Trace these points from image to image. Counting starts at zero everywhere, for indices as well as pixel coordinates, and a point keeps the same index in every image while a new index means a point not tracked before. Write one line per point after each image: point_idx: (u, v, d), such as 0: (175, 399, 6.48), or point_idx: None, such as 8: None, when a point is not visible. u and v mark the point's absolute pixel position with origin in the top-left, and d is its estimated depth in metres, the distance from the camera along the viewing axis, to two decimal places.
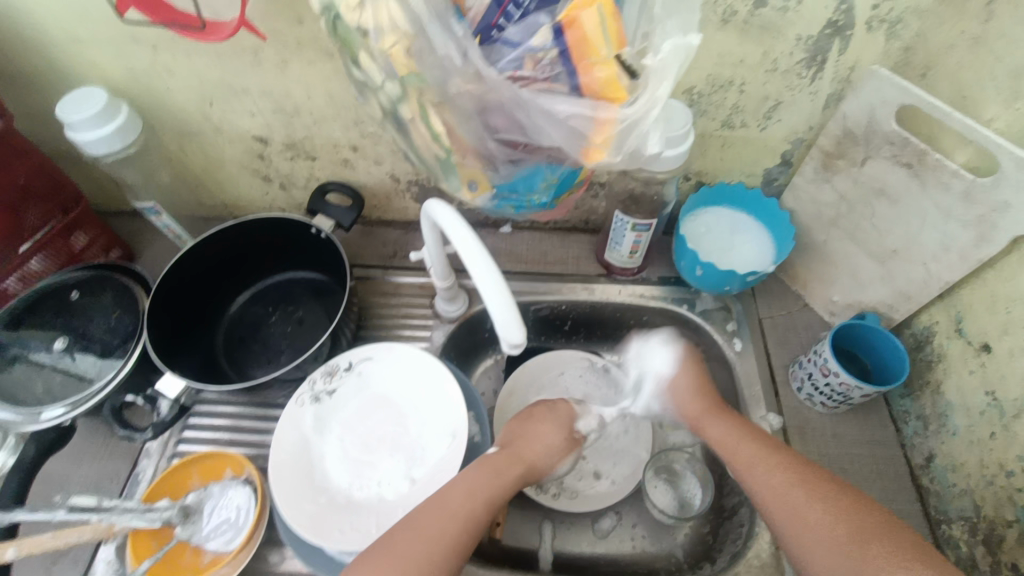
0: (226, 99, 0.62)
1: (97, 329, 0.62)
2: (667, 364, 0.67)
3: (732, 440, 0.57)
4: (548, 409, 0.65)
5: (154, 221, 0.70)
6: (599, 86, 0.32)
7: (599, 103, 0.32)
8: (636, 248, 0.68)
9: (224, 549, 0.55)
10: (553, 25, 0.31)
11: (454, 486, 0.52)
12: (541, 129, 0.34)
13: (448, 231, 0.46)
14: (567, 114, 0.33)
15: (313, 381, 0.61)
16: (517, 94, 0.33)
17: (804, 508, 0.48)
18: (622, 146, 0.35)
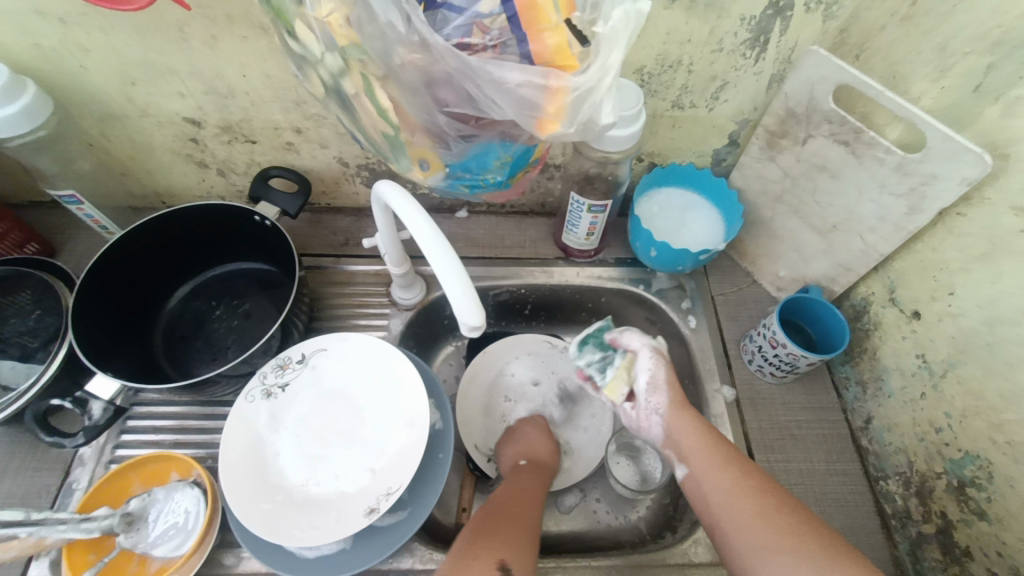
0: (150, 76, 0.57)
1: (18, 328, 0.57)
2: (654, 372, 0.59)
3: (692, 450, 0.52)
4: (531, 421, 0.69)
5: (75, 212, 0.64)
6: (551, 54, 0.31)
7: (550, 71, 0.31)
8: (592, 230, 0.68)
9: (173, 555, 0.51)
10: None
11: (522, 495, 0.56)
12: (491, 101, 0.33)
13: (401, 215, 0.44)
14: (517, 83, 0.31)
15: (263, 375, 0.58)
16: (465, 63, 0.31)
17: (755, 542, 0.44)
18: (576, 117, 0.34)
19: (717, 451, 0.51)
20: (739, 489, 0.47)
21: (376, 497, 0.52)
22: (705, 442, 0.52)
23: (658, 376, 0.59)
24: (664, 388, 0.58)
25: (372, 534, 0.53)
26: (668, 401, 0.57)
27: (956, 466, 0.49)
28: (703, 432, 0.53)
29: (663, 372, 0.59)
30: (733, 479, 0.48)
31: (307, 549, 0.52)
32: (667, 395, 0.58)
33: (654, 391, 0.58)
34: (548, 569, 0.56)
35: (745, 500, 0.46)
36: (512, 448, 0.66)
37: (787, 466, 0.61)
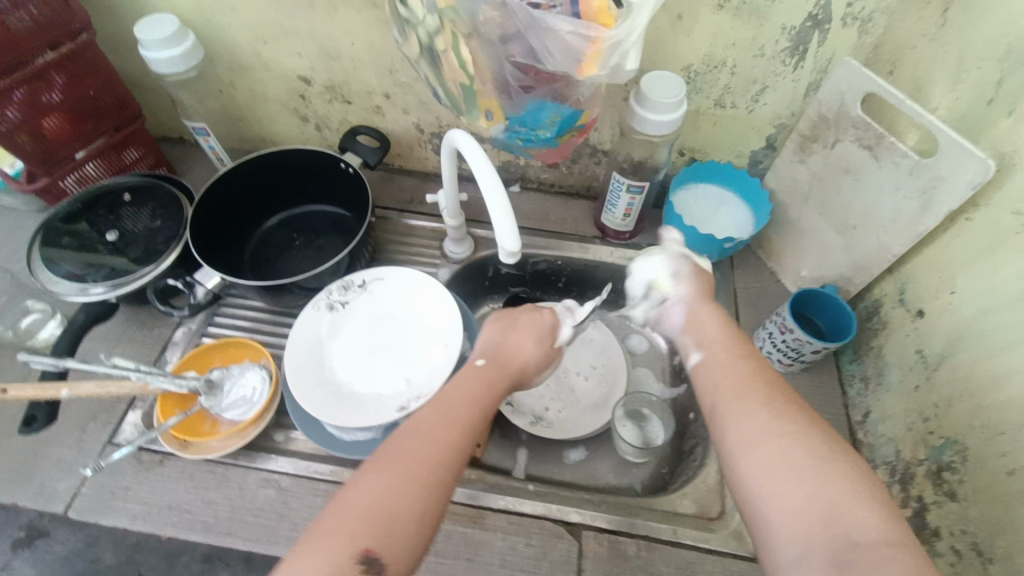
0: (280, 37, 0.70)
1: (146, 225, 0.71)
2: (677, 265, 0.62)
3: (710, 341, 0.53)
4: (529, 315, 0.63)
5: (201, 143, 0.78)
6: (594, 12, 0.39)
7: (591, 25, 0.39)
8: (629, 210, 0.76)
9: (239, 419, 0.64)
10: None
11: (451, 398, 0.50)
12: (548, 52, 0.41)
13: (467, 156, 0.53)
14: (567, 33, 0.40)
15: (330, 292, 0.69)
16: (530, 15, 0.40)
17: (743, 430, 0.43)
18: (609, 63, 0.42)
19: (738, 348, 0.51)
20: (733, 386, 0.47)
21: (407, 398, 0.63)
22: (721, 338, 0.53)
23: (682, 268, 0.62)
24: (686, 277, 0.61)
25: (401, 432, 0.63)
26: (690, 291, 0.59)
27: (936, 452, 0.53)
28: (723, 325, 0.55)
29: (689, 267, 0.62)
30: (733, 380, 0.47)
31: (347, 433, 0.62)
32: (687, 287, 0.60)
33: (677, 279, 0.61)
34: (544, 494, 0.63)
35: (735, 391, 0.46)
36: (491, 336, 0.60)
37: None
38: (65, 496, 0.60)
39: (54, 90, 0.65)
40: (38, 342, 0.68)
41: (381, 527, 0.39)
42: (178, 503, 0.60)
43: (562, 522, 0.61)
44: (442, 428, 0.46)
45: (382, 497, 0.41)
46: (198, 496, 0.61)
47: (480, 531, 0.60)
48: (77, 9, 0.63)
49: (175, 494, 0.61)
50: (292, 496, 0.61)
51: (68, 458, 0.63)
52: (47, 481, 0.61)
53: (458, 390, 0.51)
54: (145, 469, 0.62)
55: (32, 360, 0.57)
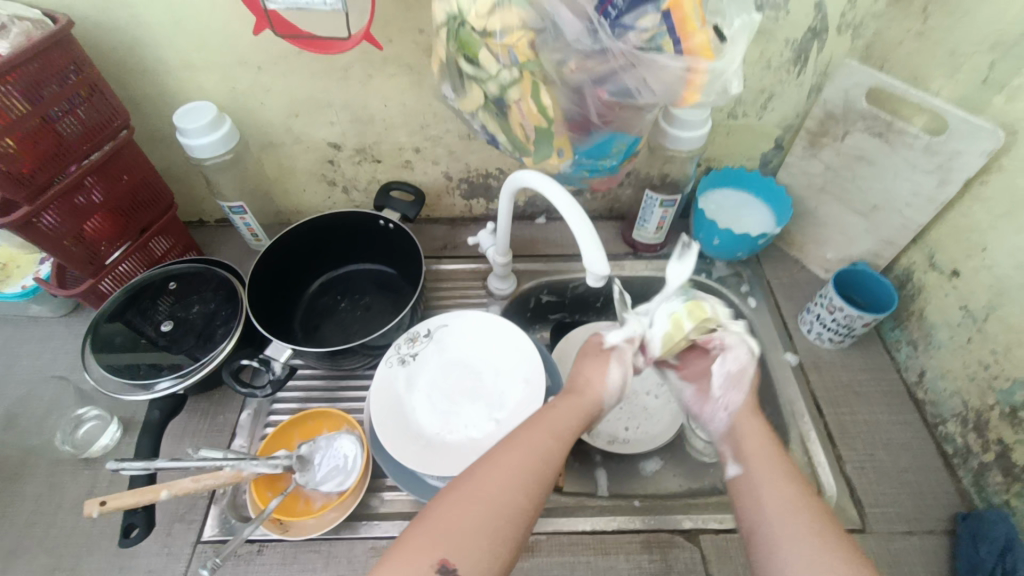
0: (313, 111, 0.72)
1: (199, 312, 0.70)
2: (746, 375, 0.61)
3: (752, 455, 0.53)
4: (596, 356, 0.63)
5: (236, 222, 0.78)
6: (697, 49, 0.42)
7: (694, 59, 0.42)
8: (661, 224, 0.80)
9: (337, 490, 0.62)
10: (659, 12, 0.42)
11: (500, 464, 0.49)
12: (648, 88, 0.44)
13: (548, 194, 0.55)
14: (671, 70, 0.42)
15: (398, 347, 0.70)
16: (631, 57, 0.43)
17: (788, 526, 0.46)
18: (710, 91, 0.44)
19: (780, 463, 0.51)
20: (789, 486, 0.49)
21: (505, 436, 0.63)
22: (764, 444, 0.54)
23: (740, 375, 0.61)
24: (741, 385, 0.61)
25: None
26: (741, 401, 0.60)
27: (1006, 394, 0.58)
28: (768, 440, 0.55)
29: (752, 370, 0.61)
30: (802, 514, 0.46)
31: (450, 481, 0.62)
32: (740, 394, 0.60)
33: (733, 387, 0.61)
34: (652, 506, 0.65)
35: (782, 483, 0.49)
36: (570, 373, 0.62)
37: (853, 417, 0.70)
38: None
39: (94, 190, 0.64)
40: (99, 450, 0.65)
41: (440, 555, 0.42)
42: None
43: (678, 531, 0.62)
44: (530, 463, 0.49)
45: (462, 526, 0.44)
46: None
47: (601, 556, 0.61)
48: (121, 109, 0.64)
49: None
50: None
51: (159, 568, 0.59)
52: None
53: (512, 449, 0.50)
54: (246, 563, 0.59)
55: (123, 467, 0.54)
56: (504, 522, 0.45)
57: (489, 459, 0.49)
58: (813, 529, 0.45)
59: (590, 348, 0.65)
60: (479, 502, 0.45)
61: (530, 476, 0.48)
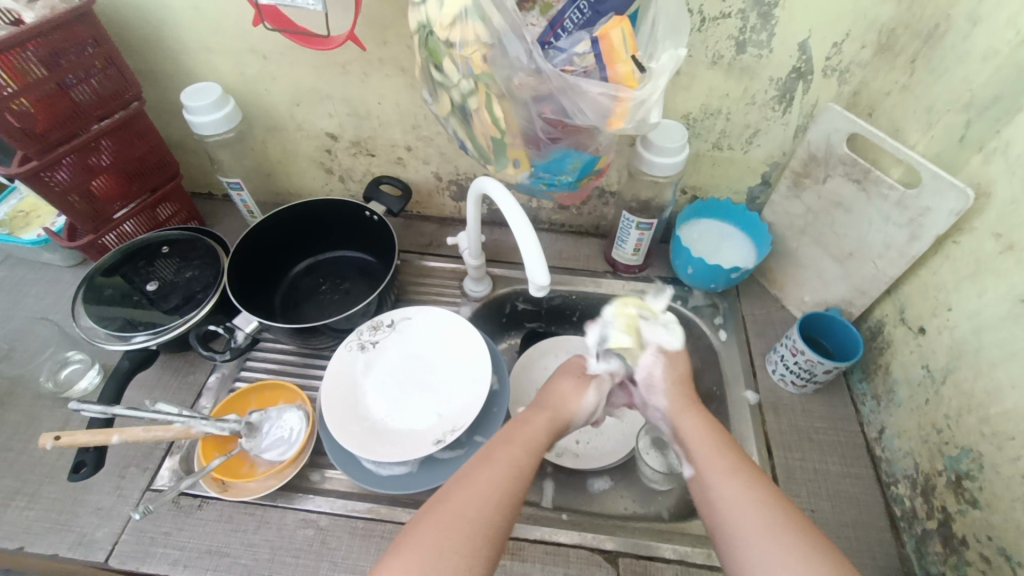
0: (313, 101, 0.76)
1: (185, 275, 0.75)
2: (658, 371, 0.66)
3: (702, 451, 0.54)
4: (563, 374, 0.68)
5: (234, 198, 0.83)
6: (620, 78, 0.45)
7: (618, 87, 0.45)
8: (639, 245, 0.81)
9: (276, 459, 0.65)
10: (591, 39, 0.45)
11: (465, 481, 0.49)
12: (579, 109, 0.47)
13: (499, 201, 0.57)
14: (598, 94, 0.46)
15: (360, 332, 0.73)
16: (565, 80, 0.45)
17: (748, 524, 0.45)
18: (634, 118, 0.47)
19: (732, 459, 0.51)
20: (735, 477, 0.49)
21: (442, 431, 0.65)
22: (716, 444, 0.54)
23: (655, 377, 0.66)
24: (661, 386, 0.65)
25: (437, 464, 0.65)
26: (667, 401, 0.63)
27: (953, 461, 0.56)
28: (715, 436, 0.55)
29: (661, 369, 0.66)
30: (769, 512, 0.45)
31: (384, 467, 0.64)
32: (667, 397, 0.63)
33: (659, 360, 0.66)
34: (578, 522, 0.65)
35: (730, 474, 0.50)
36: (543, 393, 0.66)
37: (803, 464, 0.68)
38: (106, 544, 0.61)
39: (104, 154, 0.70)
40: (77, 391, 0.71)
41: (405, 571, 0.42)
42: (217, 546, 0.61)
43: (599, 550, 0.62)
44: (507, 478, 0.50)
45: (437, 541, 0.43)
46: (237, 538, 0.62)
47: (519, 562, 0.62)
48: (134, 83, 0.70)
49: (214, 537, 0.62)
50: (330, 535, 0.62)
51: (107, 506, 0.63)
52: (87, 529, 0.62)
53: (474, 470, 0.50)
54: (184, 514, 0.63)
55: (83, 407, 0.58)
56: (486, 535, 0.45)
57: (460, 478, 0.49)
58: (770, 518, 0.44)
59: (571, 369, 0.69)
60: (455, 517, 0.45)
61: (502, 488, 0.49)
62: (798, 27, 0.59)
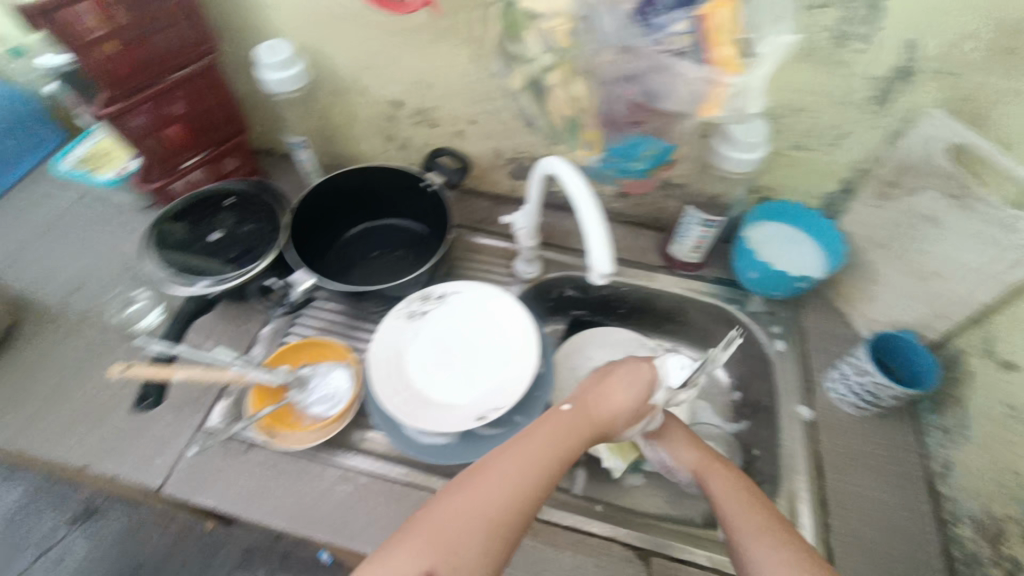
0: (380, 65, 0.75)
1: (246, 229, 0.77)
2: (670, 456, 0.63)
3: (726, 505, 0.55)
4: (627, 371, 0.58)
5: (296, 157, 0.84)
6: (721, 61, 0.43)
7: (718, 72, 0.43)
8: (699, 243, 0.77)
9: (321, 416, 0.68)
10: (691, 19, 0.42)
11: (486, 473, 0.48)
12: (669, 90, 0.45)
13: (564, 176, 0.55)
14: (695, 78, 0.44)
15: (409, 303, 0.73)
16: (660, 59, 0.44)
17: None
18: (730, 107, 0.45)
19: (759, 513, 0.52)
20: (763, 521, 0.51)
21: (486, 408, 0.65)
22: (746, 502, 0.54)
23: (666, 459, 0.64)
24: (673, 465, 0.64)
25: (477, 440, 0.65)
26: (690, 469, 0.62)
27: None
28: (753, 498, 0.54)
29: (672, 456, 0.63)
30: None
31: (424, 436, 0.65)
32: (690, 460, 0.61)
33: (666, 437, 0.63)
34: (616, 520, 0.65)
35: (757, 526, 0.51)
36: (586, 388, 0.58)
37: (856, 490, 0.64)
38: (160, 473, 0.64)
39: (180, 102, 0.72)
40: (142, 327, 0.74)
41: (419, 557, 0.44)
42: (260, 490, 0.63)
43: (632, 547, 0.61)
44: (503, 498, 0.47)
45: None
46: (280, 486, 0.63)
47: (550, 547, 0.61)
48: (209, 36, 0.70)
49: (258, 482, 0.64)
50: (366, 494, 0.63)
51: (162, 441, 0.66)
52: (143, 461, 0.65)
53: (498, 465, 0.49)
54: (232, 455, 0.65)
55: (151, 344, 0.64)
56: (473, 547, 0.44)
57: (484, 471, 0.49)
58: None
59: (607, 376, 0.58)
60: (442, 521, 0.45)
61: (524, 488, 0.48)
62: (914, 19, 0.53)
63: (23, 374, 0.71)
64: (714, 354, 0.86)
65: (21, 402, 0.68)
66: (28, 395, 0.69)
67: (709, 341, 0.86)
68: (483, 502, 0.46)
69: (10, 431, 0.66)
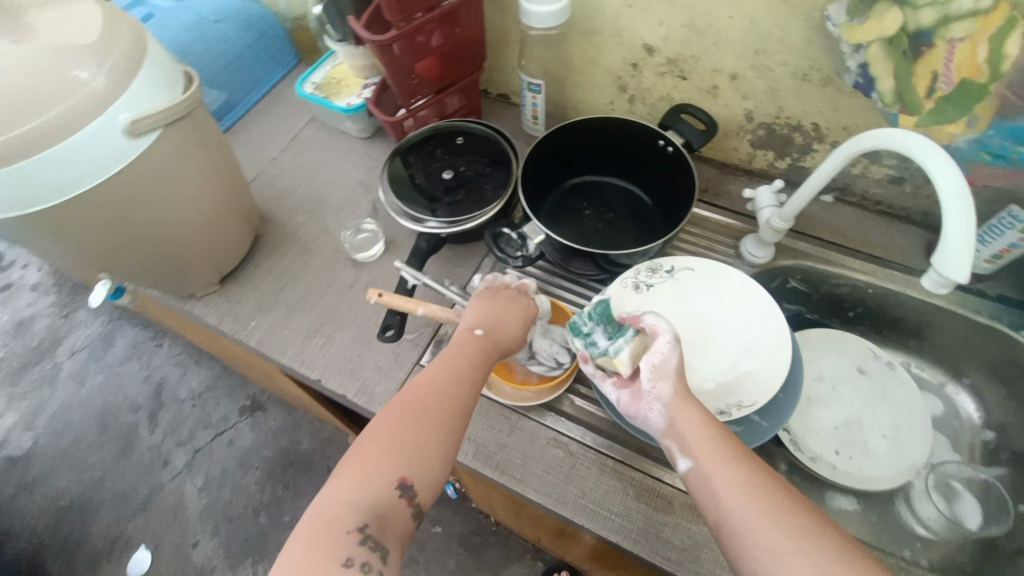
0: (651, 3, 0.67)
1: (473, 171, 0.75)
2: (668, 379, 0.52)
3: (697, 441, 0.48)
4: (507, 295, 0.61)
5: (525, 99, 0.80)
6: None
7: None
8: (1004, 251, 0.65)
9: (541, 376, 0.66)
10: None
11: (406, 395, 0.48)
12: None
13: (910, 151, 0.47)
14: None
15: (637, 272, 0.68)
16: None
17: None
18: None
19: (787, 507, 0.42)
20: (798, 518, 0.41)
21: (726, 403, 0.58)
22: (764, 493, 0.43)
23: (666, 360, 0.52)
24: (670, 375, 0.52)
25: None
26: (672, 388, 0.51)
27: None
28: (788, 502, 0.42)
29: (674, 356, 0.53)
30: None
31: None
32: (672, 385, 0.52)
33: (659, 378, 0.52)
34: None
35: (789, 515, 0.41)
36: (479, 307, 0.59)
37: None
38: (382, 400, 0.67)
39: (436, 34, 0.70)
40: (366, 256, 0.76)
41: (362, 499, 0.42)
42: (475, 436, 0.64)
43: None
44: (452, 374, 0.51)
45: (401, 436, 0.46)
46: (494, 436, 0.64)
47: None
48: None
49: (473, 427, 0.65)
50: (578, 463, 0.62)
51: (383, 370, 0.69)
52: (367, 383, 0.68)
53: (409, 392, 0.49)
54: None
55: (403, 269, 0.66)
56: (374, 475, 0.43)
57: (400, 395, 0.49)
58: None
59: (498, 291, 0.62)
60: (373, 440, 0.45)
61: (412, 409, 0.47)
62: None
63: (260, 284, 0.75)
64: (964, 383, 0.74)
65: (262, 309, 0.73)
66: (267, 302, 0.74)
67: (961, 368, 0.74)
68: (430, 378, 0.50)
69: (254, 334, 0.72)
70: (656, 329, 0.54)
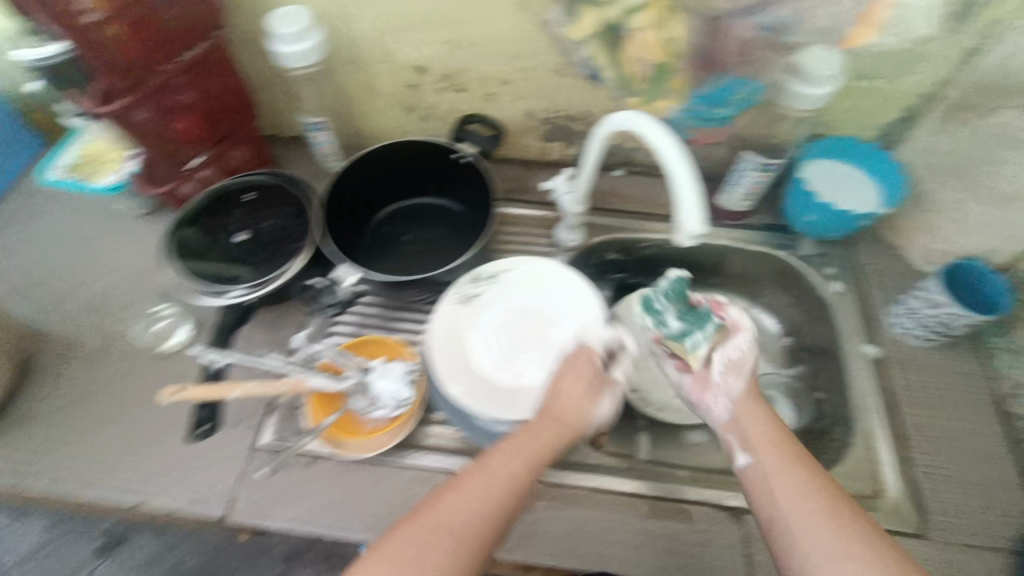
0: (406, 26, 0.67)
1: (272, 226, 0.70)
2: (738, 381, 0.58)
3: (757, 441, 0.52)
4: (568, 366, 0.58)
5: (312, 138, 0.76)
6: None
7: None
8: (752, 190, 0.75)
9: (386, 418, 0.64)
10: None
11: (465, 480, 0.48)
12: None
13: (633, 126, 0.51)
14: None
15: (461, 286, 0.70)
16: None
17: None
18: None
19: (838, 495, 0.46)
20: (823, 504, 0.45)
21: None
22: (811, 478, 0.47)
23: (739, 359, 0.60)
24: (739, 371, 0.59)
25: None
26: (743, 388, 0.57)
27: None
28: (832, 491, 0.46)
29: (751, 357, 0.60)
30: None
31: (501, 424, 0.62)
32: (742, 390, 0.57)
33: (733, 372, 0.59)
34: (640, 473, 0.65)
35: (821, 507, 0.45)
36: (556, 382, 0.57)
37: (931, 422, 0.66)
38: (225, 500, 0.60)
39: (189, 91, 0.64)
40: (170, 346, 0.68)
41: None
42: (339, 501, 0.61)
43: (721, 507, 0.62)
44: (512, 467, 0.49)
45: (433, 519, 0.45)
46: (358, 493, 0.61)
47: (635, 518, 0.61)
48: (216, 8, 0.63)
49: (334, 493, 0.61)
50: None
51: (221, 464, 0.62)
52: (204, 485, 0.61)
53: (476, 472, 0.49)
54: (300, 469, 0.62)
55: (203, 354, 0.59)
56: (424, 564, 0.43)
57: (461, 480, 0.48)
58: None
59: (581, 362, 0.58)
60: (433, 525, 0.45)
61: (483, 499, 0.47)
62: None
63: (42, 415, 0.64)
64: (762, 303, 0.84)
65: (52, 443, 0.62)
66: (55, 434, 0.63)
67: (757, 290, 0.84)
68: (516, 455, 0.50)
69: (48, 473, 0.61)
70: (738, 325, 0.63)
